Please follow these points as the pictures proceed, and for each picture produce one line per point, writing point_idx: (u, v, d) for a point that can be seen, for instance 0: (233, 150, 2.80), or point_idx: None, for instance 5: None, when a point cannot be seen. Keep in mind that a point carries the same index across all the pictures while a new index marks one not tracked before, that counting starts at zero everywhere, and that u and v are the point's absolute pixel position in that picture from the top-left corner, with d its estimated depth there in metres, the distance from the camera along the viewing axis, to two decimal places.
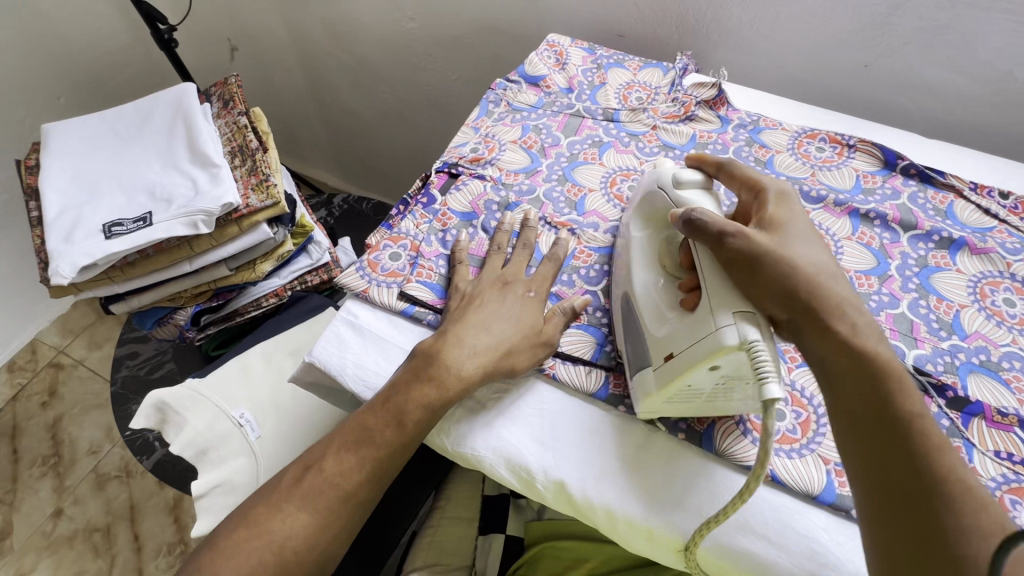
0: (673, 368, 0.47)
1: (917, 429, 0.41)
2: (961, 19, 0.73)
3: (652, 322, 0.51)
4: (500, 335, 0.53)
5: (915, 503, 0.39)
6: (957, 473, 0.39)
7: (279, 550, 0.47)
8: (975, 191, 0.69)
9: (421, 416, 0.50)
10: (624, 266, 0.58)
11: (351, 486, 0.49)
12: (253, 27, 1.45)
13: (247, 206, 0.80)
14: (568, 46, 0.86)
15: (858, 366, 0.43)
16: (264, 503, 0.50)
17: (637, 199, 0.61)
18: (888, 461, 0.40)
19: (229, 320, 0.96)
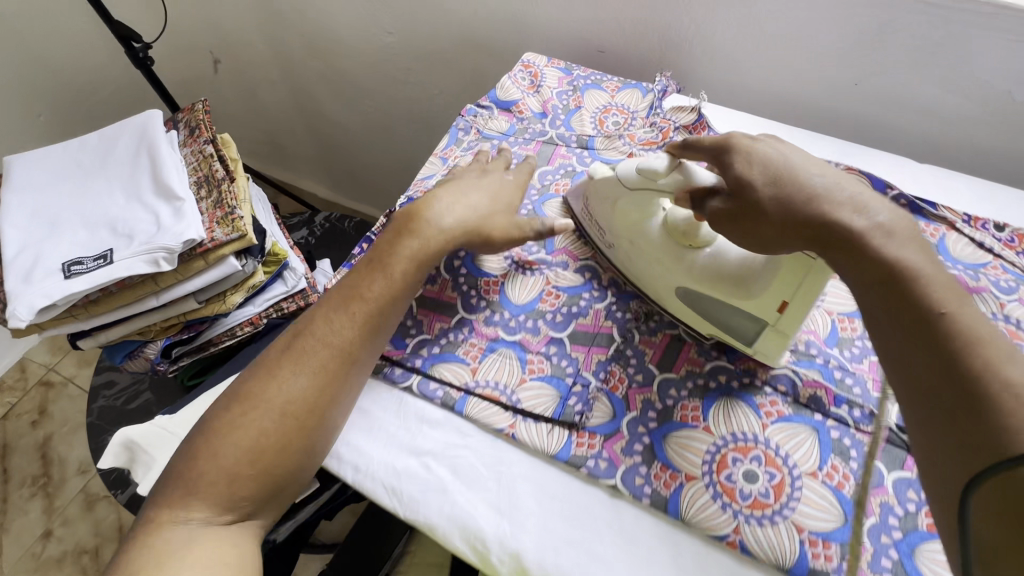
0: (794, 314, 0.49)
1: (946, 328, 0.38)
2: (955, 38, 0.68)
3: (733, 295, 0.52)
4: (476, 199, 0.59)
5: (952, 405, 0.36)
6: (1001, 368, 0.36)
7: (278, 417, 0.49)
8: (969, 223, 0.65)
9: (407, 266, 0.55)
10: (646, 266, 0.57)
11: (343, 347, 0.52)
12: (235, 42, 1.42)
13: (212, 239, 0.78)
14: (544, 66, 0.83)
15: (880, 277, 0.42)
16: (256, 382, 0.51)
17: (604, 199, 0.60)
18: (924, 368, 0.38)
19: (202, 350, 0.93)
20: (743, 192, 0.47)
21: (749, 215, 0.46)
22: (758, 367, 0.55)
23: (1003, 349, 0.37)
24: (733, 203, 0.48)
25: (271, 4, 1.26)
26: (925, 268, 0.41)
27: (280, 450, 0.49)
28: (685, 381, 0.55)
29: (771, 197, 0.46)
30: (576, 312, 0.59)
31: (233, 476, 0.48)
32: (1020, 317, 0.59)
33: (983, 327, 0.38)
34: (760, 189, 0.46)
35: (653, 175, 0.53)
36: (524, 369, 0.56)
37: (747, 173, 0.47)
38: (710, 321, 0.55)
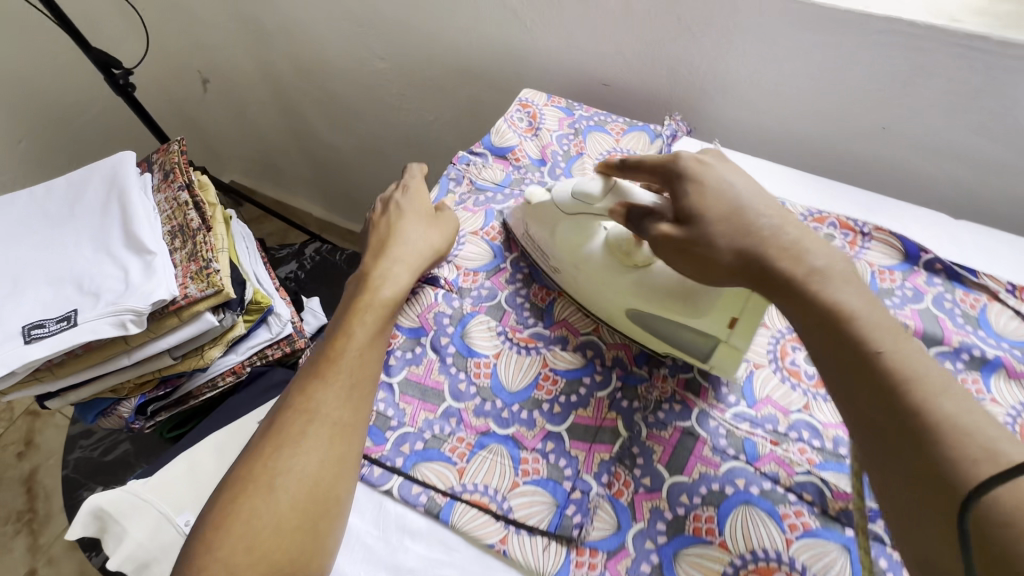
0: (747, 328, 0.49)
1: (885, 366, 0.37)
2: (999, 84, 0.61)
3: (683, 313, 0.51)
4: (414, 236, 0.59)
5: (896, 441, 0.36)
6: (937, 401, 0.35)
7: (269, 491, 0.44)
8: (1013, 294, 0.59)
9: (365, 318, 0.53)
10: (596, 292, 0.56)
11: (324, 404, 0.48)
12: (224, 61, 1.36)
13: (185, 296, 0.72)
14: (543, 106, 0.77)
15: (814, 316, 0.41)
16: (245, 466, 0.46)
17: (545, 223, 0.59)
18: (869, 407, 0.37)
19: (182, 403, 0.89)
20: (693, 220, 0.46)
21: (694, 244, 0.46)
22: (781, 470, 0.49)
23: (939, 381, 0.36)
24: (682, 232, 0.47)
25: (259, 24, 1.20)
26: (862, 310, 0.40)
27: (278, 527, 0.43)
28: (698, 486, 0.49)
29: (720, 228, 0.45)
30: (576, 402, 0.53)
31: (234, 565, 0.41)
32: None
33: (917, 362, 0.37)
34: (708, 216, 0.46)
35: (590, 198, 0.54)
36: (516, 470, 0.50)
37: (699, 204, 0.47)
38: (662, 340, 0.54)
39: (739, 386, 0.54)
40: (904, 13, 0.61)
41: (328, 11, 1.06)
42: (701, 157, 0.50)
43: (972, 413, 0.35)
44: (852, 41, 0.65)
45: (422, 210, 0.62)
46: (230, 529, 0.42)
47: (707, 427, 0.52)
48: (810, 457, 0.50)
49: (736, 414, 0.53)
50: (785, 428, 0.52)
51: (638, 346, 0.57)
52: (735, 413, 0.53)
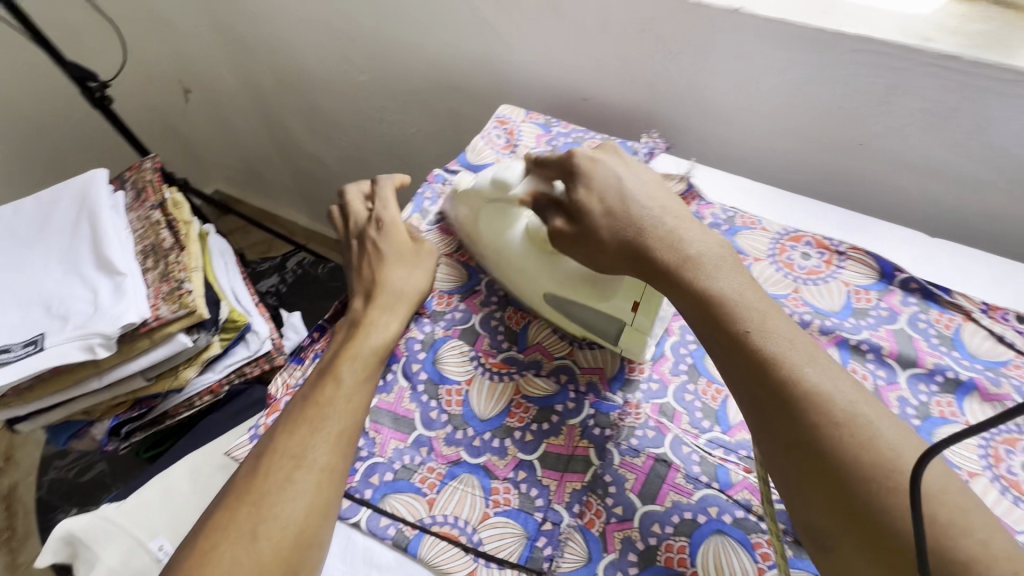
0: (648, 311, 0.51)
1: (759, 346, 0.40)
2: (972, 104, 0.61)
3: (588, 296, 0.54)
4: (401, 282, 0.58)
5: (776, 414, 0.38)
6: (803, 374, 0.38)
7: (252, 539, 0.42)
8: (987, 313, 0.59)
9: (354, 367, 0.52)
10: (512, 274, 0.59)
11: (313, 451, 0.46)
12: (205, 71, 1.35)
13: (156, 317, 0.71)
14: (520, 122, 0.77)
15: (699, 302, 0.43)
16: (222, 513, 0.44)
17: (466, 214, 0.62)
18: (750, 387, 0.39)
19: (157, 424, 0.87)
20: (581, 214, 0.50)
21: (582, 239, 0.50)
22: (753, 498, 0.49)
23: (803, 352, 0.39)
24: (571, 226, 0.51)
25: (238, 35, 1.18)
26: (733, 294, 0.42)
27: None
28: (670, 515, 0.48)
29: (603, 218, 0.49)
30: (548, 430, 0.52)
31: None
32: None
33: (783, 337, 0.40)
34: (593, 209, 0.50)
35: (507, 187, 0.57)
36: (487, 501, 0.49)
37: (586, 200, 0.50)
38: (576, 323, 0.57)
39: (713, 411, 0.54)
40: (877, 32, 0.61)
41: (308, 23, 1.04)
42: (594, 155, 0.53)
43: (833, 381, 0.38)
44: (827, 59, 0.64)
45: (406, 252, 0.60)
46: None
47: (680, 454, 0.51)
48: None
49: (710, 440, 0.52)
50: None
51: (612, 370, 0.56)
52: (708, 439, 0.52)
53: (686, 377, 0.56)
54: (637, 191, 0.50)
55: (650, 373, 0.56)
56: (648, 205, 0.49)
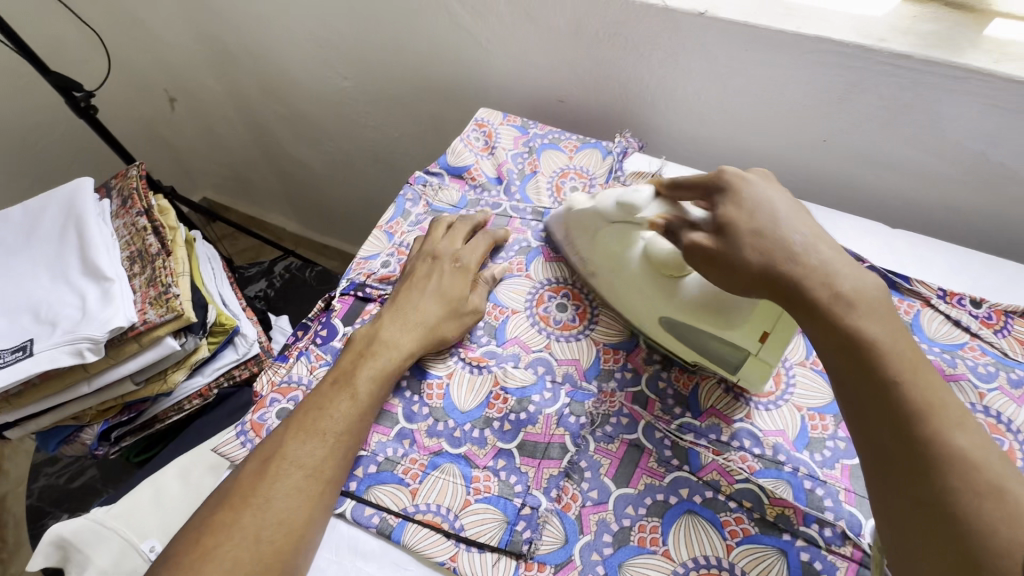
0: (779, 340, 0.51)
1: (904, 397, 0.38)
2: (925, 100, 0.64)
3: (712, 325, 0.53)
4: (429, 312, 0.58)
5: (903, 464, 0.37)
6: (952, 436, 0.37)
7: (254, 543, 0.45)
8: (944, 299, 0.62)
9: (373, 387, 0.53)
10: (628, 295, 0.59)
11: (321, 463, 0.49)
12: (190, 80, 1.36)
13: (143, 322, 0.72)
14: (498, 125, 0.79)
15: (841, 342, 0.42)
16: (224, 508, 0.47)
17: (584, 232, 0.62)
18: (881, 432, 0.39)
19: (148, 427, 0.88)
20: (727, 230, 0.47)
21: (724, 257, 0.47)
22: (722, 479, 0.51)
23: (956, 412, 0.38)
24: (712, 242, 0.48)
25: (222, 44, 1.20)
26: (885, 340, 0.40)
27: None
28: (643, 497, 0.50)
29: (751, 239, 0.46)
30: (525, 420, 0.54)
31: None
32: (1001, 408, 0.54)
33: (936, 392, 0.38)
34: (742, 228, 0.47)
35: (635, 210, 0.56)
36: (468, 488, 0.51)
37: (735, 214, 0.48)
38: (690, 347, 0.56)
39: (685, 397, 0.56)
40: (834, 33, 0.64)
41: (291, 31, 1.06)
42: (746, 173, 0.50)
43: (986, 449, 0.36)
44: (788, 59, 0.67)
45: (445, 291, 0.60)
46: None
47: (653, 439, 0.53)
48: (750, 465, 0.51)
49: (681, 425, 0.54)
50: (728, 437, 0.53)
51: (587, 361, 0.59)
52: (680, 424, 0.54)
53: (660, 366, 0.58)
54: (786, 212, 0.47)
55: (624, 363, 0.59)
56: (796, 228, 0.46)
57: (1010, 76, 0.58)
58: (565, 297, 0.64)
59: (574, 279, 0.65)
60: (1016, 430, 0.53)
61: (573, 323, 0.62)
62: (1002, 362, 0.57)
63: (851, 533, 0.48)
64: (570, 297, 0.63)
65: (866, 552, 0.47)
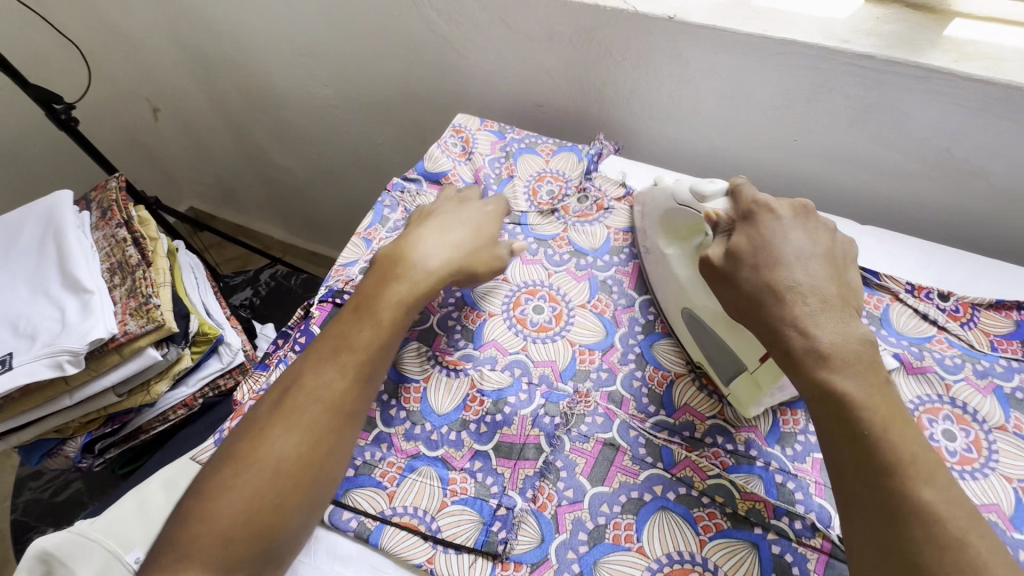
0: (770, 371, 0.50)
1: (874, 449, 0.40)
2: (889, 99, 0.66)
3: (722, 329, 0.54)
4: (459, 242, 0.60)
5: (871, 513, 0.39)
6: (918, 488, 0.38)
7: (274, 473, 0.46)
8: (912, 293, 0.63)
9: (394, 314, 0.54)
10: (665, 279, 0.61)
11: (339, 395, 0.50)
12: (173, 90, 1.36)
13: (124, 333, 0.72)
14: (475, 130, 0.80)
15: (817, 393, 0.43)
16: (247, 438, 0.48)
17: (653, 215, 0.64)
18: (851, 479, 0.41)
19: (132, 438, 0.88)
20: (735, 253, 0.50)
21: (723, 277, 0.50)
22: (695, 475, 0.51)
23: (928, 467, 0.39)
24: (722, 262, 0.51)
25: (203, 54, 1.20)
26: (859, 394, 0.42)
27: (279, 507, 0.45)
28: (618, 495, 0.51)
29: (751, 266, 0.49)
30: (500, 421, 0.55)
31: (228, 539, 0.44)
32: (966, 398, 0.55)
33: (908, 447, 0.40)
34: (747, 255, 0.50)
35: (700, 199, 0.56)
36: (445, 490, 0.52)
37: (744, 243, 0.50)
38: (694, 345, 0.58)
39: (659, 395, 0.57)
40: (800, 35, 0.65)
41: (272, 41, 1.07)
42: (778, 209, 0.52)
43: (953, 505, 0.38)
44: (756, 61, 0.68)
45: (476, 223, 0.63)
46: (231, 506, 0.45)
47: (627, 438, 0.54)
48: (723, 461, 0.52)
49: (655, 423, 0.55)
50: (701, 434, 0.54)
51: (563, 362, 0.59)
52: (653, 423, 0.55)
53: (634, 365, 0.59)
54: (795, 256, 0.48)
55: (600, 363, 0.60)
56: (799, 271, 0.48)
57: (970, 74, 0.60)
58: (542, 299, 0.64)
59: (552, 280, 0.66)
60: (982, 420, 0.54)
61: (549, 325, 0.62)
62: (968, 353, 0.59)
63: (821, 525, 0.49)
64: (547, 299, 0.64)
65: (836, 544, 0.48)
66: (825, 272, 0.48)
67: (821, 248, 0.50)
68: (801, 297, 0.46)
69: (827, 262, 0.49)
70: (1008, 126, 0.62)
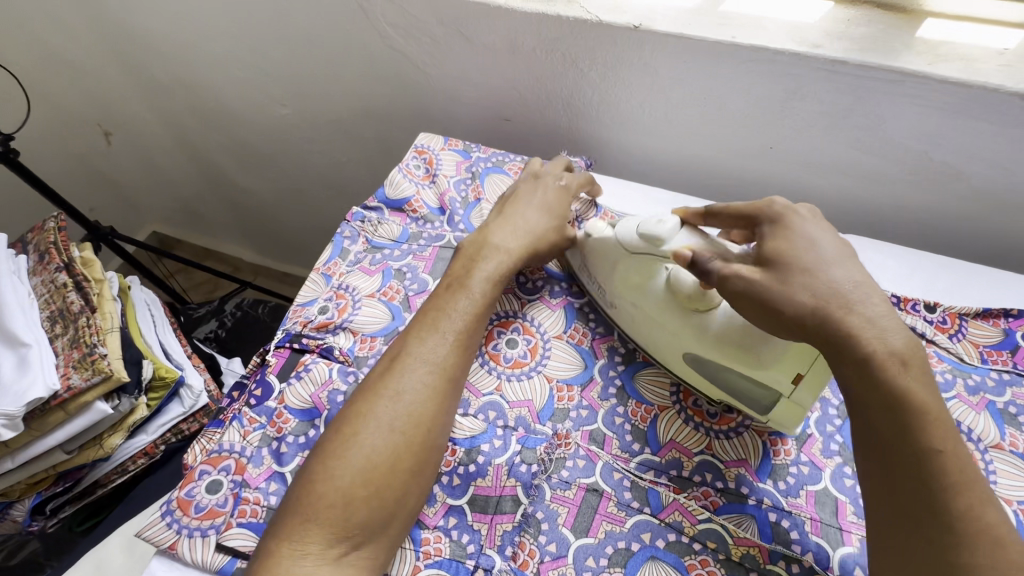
0: (814, 382, 0.48)
1: (943, 467, 0.39)
2: (864, 103, 0.63)
3: (737, 362, 0.50)
4: (534, 224, 0.62)
5: (935, 532, 0.37)
6: (984, 510, 0.38)
7: (390, 431, 0.47)
8: (899, 305, 0.61)
9: (485, 286, 0.56)
10: (651, 327, 0.56)
11: (442, 360, 0.51)
12: (123, 113, 1.29)
13: (67, 388, 0.67)
14: (439, 150, 0.76)
15: (888, 402, 0.41)
16: (356, 402, 0.49)
17: (602, 267, 0.59)
18: (913, 494, 0.39)
19: (89, 493, 0.82)
20: (775, 264, 0.47)
21: (775, 292, 0.45)
22: (684, 520, 0.48)
23: (982, 485, 0.39)
24: (761, 274, 0.47)
25: (151, 75, 1.14)
26: (933, 406, 0.40)
27: (395, 465, 0.46)
28: (603, 547, 0.47)
29: (799, 276, 0.45)
30: (473, 473, 0.51)
31: (349, 498, 0.44)
32: (960, 417, 0.53)
33: (969, 464, 0.39)
34: (793, 261, 0.46)
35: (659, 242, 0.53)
36: (418, 553, 0.48)
37: (784, 249, 0.47)
38: (714, 384, 0.54)
39: (643, 432, 0.54)
40: (770, 42, 0.62)
41: (222, 61, 1.01)
42: (799, 209, 0.50)
43: (1007, 526, 0.38)
44: (727, 69, 0.65)
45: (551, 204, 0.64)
46: (351, 463, 0.45)
47: (611, 481, 0.51)
48: (713, 501, 0.49)
49: (640, 464, 0.52)
50: (689, 472, 0.51)
51: (541, 401, 0.56)
52: (639, 462, 0.52)
53: (616, 401, 0.56)
54: (836, 256, 0.46)
55: (579, 401, 0.56)
56: (847, 273, 0.45)
57: (946, 77, 0.58)
58: (516, 331, 0.61)
59: (525, 310, 0.62)
60: (977, 440, 0.52)
61: (524, 360, 0.59)
62: (959, 368, 0.57)
63: (819, 566, 0.46)
64: (521, 331, 0.61)
65: None
66: (864, 270, 0.46)
67: (849, 245, 0.48)
68: (861, 297, 0.44)
69: (859, 260, 0.48)
70: (987, 127, 0.60)
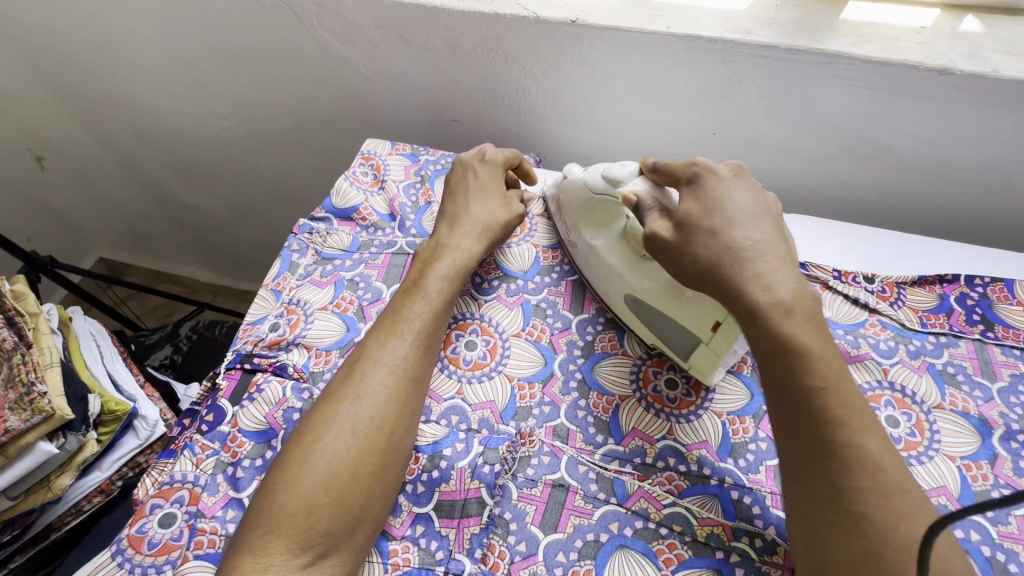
0: (728, 333, 0.51)
1: (827, 401, 0.41)
2: (797, 86, 0.65)
3: (673, 309, 0.54)
4: (481, 217, 0.62)
5: (819, 461, 0.40)
6: (865, 440, 0.40)
7: (352, 434, 0.46)
8: (841, 279, 0.63)
9: (443, 285, 0.57)
10: (603, 272, 0.60)
11: (403, 361, 0.51)
12: (55, 136, 1.23)
13: (4, 431, 0.62)
14: (386, 156, 0.75)
15: (777, 346, 0.44)
16: (320, 408, 0.48)
17: (571, 211, 0.63)
18: (802, 430, 0.42)
19: (41, 540, 0.77)
20: (687, 224, 0.50)
21: (677, 248, 0.50)
22: (650, 506, 0.49)
23: (869, 418, 0.42)
24: (673, 234, 0.50)
25: (81, 94, 1.09)
26: (814, 346, 0.43)
27: (359, 469, 0.45)
28: (573, 541, 0.47)
29: (704, 235, 0.49)
30: (438, 478, 0.50)
31: (312, 505, 0.43)
32: (904, 382, 0.55)
33: (855, 400, 0.42)
34: (699, 221, 0.50)
35: (617, 185, 0.56)
36: (385, 565, 0.47)
37: (696, 210, 0.50)
38: (649, 328, 0.58)
39: (606, 423, 0.54)
40: (703, 30, 0.63)
41: (156, 76, 0.97)
42: (718, 169, 0.53)
43: (891, 451, 0.41)
44: (664, 58, 0.66)
45: (493, 190, 0.65)
46: (314, 469, 0.45)
47: (577, 475, 0.51)
48: (677, 485, 0.50)
49: (604, 454, 0.52)
50: (652, 458, 0.52)
51: (503, 401, 0.56)
52: (603, 454, 0.52)
53: (577, 394, 0.56)
54: (745, 215, 0.49)
55: (541, 397, 0.56)
56: (749, 231, 0.48)
57: (869, 58, 0.60)
58: (474, 332, 0.60)
59: (481, 311, 0.62)
60: (921, 402, 0.54)
61: (484, 361, 0.58)
62: (901, 334, 0.59)
63: (781, 539, 0.47)
64: (479, 331, 0.60)
65: None
66: (770, 229, 0.49)
67: (761, 205, 0.51)
68: (760, 254, 0.47)
69: (769, 219, 0.51)
70: (910, 103, 0.63)
